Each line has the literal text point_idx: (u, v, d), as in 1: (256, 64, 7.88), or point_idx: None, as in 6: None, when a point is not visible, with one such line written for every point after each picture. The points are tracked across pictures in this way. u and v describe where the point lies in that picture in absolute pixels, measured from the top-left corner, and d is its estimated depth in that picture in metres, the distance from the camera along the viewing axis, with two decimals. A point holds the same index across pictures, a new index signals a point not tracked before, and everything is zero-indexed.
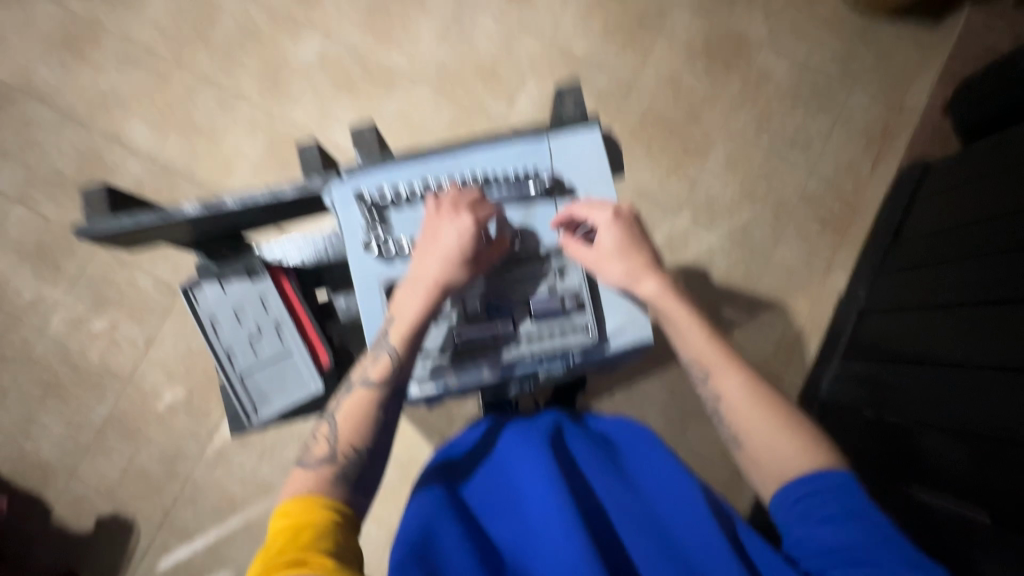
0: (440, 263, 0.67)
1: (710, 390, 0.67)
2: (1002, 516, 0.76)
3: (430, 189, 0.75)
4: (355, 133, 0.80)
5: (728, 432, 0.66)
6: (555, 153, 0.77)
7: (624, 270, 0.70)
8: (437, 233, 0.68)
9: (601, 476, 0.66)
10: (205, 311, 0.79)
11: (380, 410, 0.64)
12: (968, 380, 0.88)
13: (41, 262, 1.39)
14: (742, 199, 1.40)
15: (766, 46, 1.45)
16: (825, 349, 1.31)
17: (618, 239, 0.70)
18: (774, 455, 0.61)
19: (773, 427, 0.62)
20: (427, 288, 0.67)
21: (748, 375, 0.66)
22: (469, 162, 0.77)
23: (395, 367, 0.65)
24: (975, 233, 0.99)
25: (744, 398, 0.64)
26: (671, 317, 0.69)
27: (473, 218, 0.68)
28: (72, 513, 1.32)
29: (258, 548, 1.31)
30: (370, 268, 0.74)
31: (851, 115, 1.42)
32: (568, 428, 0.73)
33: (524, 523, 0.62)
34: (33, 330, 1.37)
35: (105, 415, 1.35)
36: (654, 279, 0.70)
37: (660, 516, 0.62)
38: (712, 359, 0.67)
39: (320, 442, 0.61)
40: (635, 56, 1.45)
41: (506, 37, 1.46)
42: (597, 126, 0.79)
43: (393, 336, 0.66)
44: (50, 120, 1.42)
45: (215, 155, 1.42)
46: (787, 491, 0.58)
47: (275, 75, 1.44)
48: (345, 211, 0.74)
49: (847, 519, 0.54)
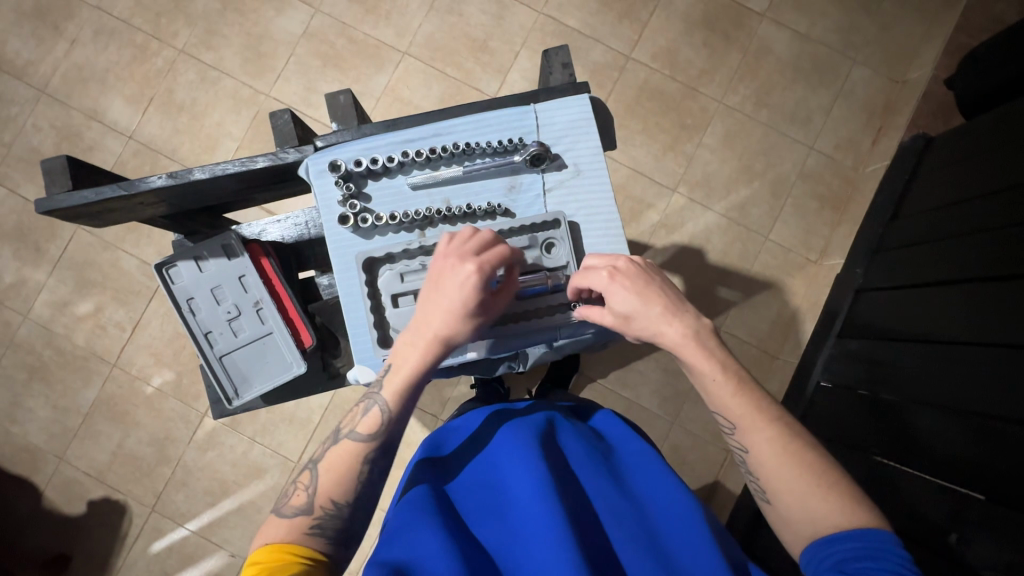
0: (441, 317, 0.59)
1: (739, 445, 0.59)
2: (1000, 495, 0.76)
3: (409, 159, 0.72)
4: (329, 99, 0.76)
5: (758, 489, 0.58)
6: (541, 121, 0.74)
7: (642, 328, 0.62)
8: (438, 282, 0.60)
9: (592, 475, 0.62)
10: (181, 291, 0.77)
11: (366, 465, 0.59)
12: (967, 358, 0.87)
13: (22, 243, 1.35)
14: (739, 176, 1.37)
15: (766, 17, 1.40)
16: (819, 328, 1.28)
17: (626, 295, 0.62)
18: (804, 515, 0.53)
19: (810, 493, 0.54)
20: (425, 344, 0.60)
21: (787, 436, 0.57)
22: (451, 130, 0.73)
23: (384, 424, 0.59)
24: (978, 208, 0.97)
25: (774, 456, 0.56)
26: (696, 370, 0.60)
27: (479, 267, 0.59)
28: (62, 497, 1.31)
29: (250, 531, 1.31)
30: (348, 242, 0.71)
31: (852, 90, 1.39)
32: (560, 423, 0.68)
33: (510, 523, 0.58)
34: (16, 312, 1.34)
35: (92, 398, 1.33)
36: (674, 329, 0.61)
37: (652, 520, 0.58)
38: (739, 413, 0.58)
39: (299, 491, 0.57)
40: (630, 28, 1.40)
41: (497, 7, 1.41)
42: (586, 93, 0.75)
43: (386, 390, 0.60)
44: (25, 95, 1.37)
45: (197, 132, 1.37)
46: (817, 549, 0.52)
47: (259, 47, 1.39)
48: (321, 182, 0.71)
49: (882, 573, 0.47)
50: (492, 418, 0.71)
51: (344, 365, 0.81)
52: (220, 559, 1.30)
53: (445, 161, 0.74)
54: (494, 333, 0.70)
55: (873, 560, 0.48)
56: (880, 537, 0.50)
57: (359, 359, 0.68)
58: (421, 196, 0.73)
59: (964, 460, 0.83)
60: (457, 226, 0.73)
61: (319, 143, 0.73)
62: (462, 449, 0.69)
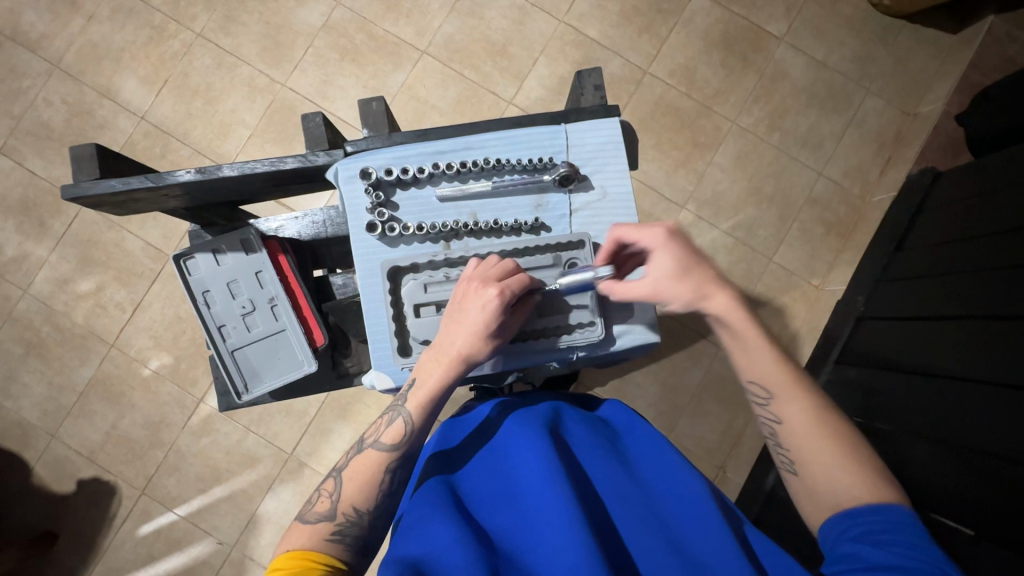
0: (464, 336, 0.61)
1: (772, 417, 0.63)
2: (986, 529, 0.79)
3: (439, 170, 0.73)
4: (362, 104, 0.76)
5: (785, 462, 0.62)
6: (572, 140, 0.75)
7: (690, 288, 0.65)
8: (463, 301, 0.62)
9: (601, 466, 0.62)
10: (197, 283, 0.77)
11: (388, 474, 0.61)
12: (966, 393, 0.89)
13: (26, 218, 1.34)
14: (748, 196, 1.38)
15: (785, 41, 1.42)
16: (817, 352, 1.30)
17: (675, 257, 0.65)
18: (828, 484, 0.57)
19: (836, 465, 0.58)
20: (448, 361, 0.62)
21: (818, 405, 0.62)
22: (482, 144, 0.74)
23: (407, 435, 0.61)
24: (984, 244, 0.99)
25: (806, 424, 0.61)
26: (739, 336, 0.65)
27: (502, 291, 0.60)
28: (51, 474, 1.30)
29: (239, 520, 1.30)
30: (373, 249, 0.72)
31: (865, 119, 1.41)
32: (567, 413, 0.69)
33: (520, 509, 0.58)
34: (16, 287, 1.33)
35: (88, 377, 1.32)
36: (717, 299, 0.65)
37: (663, 508, 0.59)
38: (777, 382, 0.63)
39: (323, 498, 0.59)
40: (650, 43, 1.41)
41: (518, 13, 1.41)
42: (617, 115, 0.76)
43: (409, 403, 0.62)
44: (38, 69, 1.36)
45: (210, 118, 1.37)
46: (838, 523, 0.55)
47: (277, 37, 1.39)
48: (349, 187, 0.71)
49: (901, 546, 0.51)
50: (500, 404, 0.72)
51: (353, 366, 0.81)
52: (207, 545, 1.30)
53: (474, 174, 0.74)
54: (513, 347, 0.71)
55: (897, 533, 0.52)
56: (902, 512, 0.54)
57: (377, 366, 0.69)
58: (448, 208, 0.74)
59: (951, 491, 0.86)
60: (483, 240, 0.74)
61: (349, 148, 0.73)
62: (468, 440, 0.69)
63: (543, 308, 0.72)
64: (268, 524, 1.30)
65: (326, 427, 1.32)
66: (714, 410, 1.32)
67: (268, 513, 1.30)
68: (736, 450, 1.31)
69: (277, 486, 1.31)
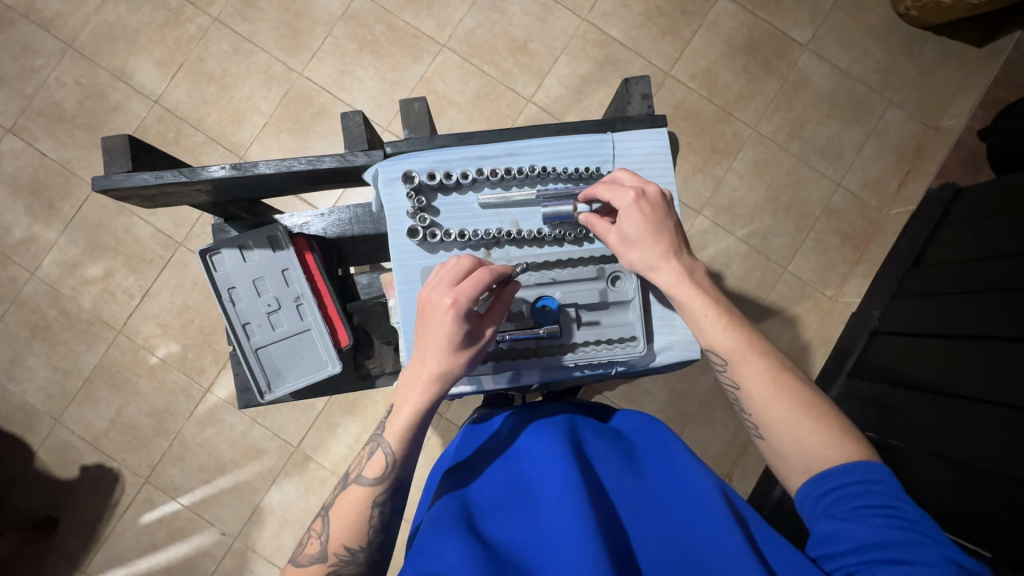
0: (431, 357, 0.58)
1: (730, 381, 0.63)
2: (1004, 552, 0.79)
3: (483, 177, 0.71)
4: (404, 105, 0.74)
5: (752, 426, 0.62)
6: (619, 149, 0.74)
7: (640, 258, 0.64)
8: (423, 319, 0.59)
9: (617, 478, 0.61)
10: (223, 279, 0.75)
11: (377, 507, 0.59)
12: (985, 414, 0.88)
13: (35, 199, 1.32)
14: (764, 204, 1.37)
15: (809, 48, 1.40)
16: (830, 365, 1.30)
17: (636, 224, 0.63)
18: (796, 445, 0.58)
19: (799, 425, 0.58)
20: (421, 383, 0.59)
21: (772, 364, 0.61)
22: (527, 150, 0.73)
23: (390, 465, 0.59)
24: (1005, 265, 0.98)
25: (763, 388, 0.60)
26: (688, 308, 0.63)
27: (455, 301, 0.56)
28: (55, 459, 1.29)
29: (242, 512, 1.29)
30: (413, 255, 0.70)
31: (886, 130, 1.39)
32: (583, 424, 0.67)
33: (537, 522, 0.57)
34: (23, 269, 1.31)
35: (93, 363, 1.31)
36: (668, 270, 0.63)
37: (675, 520, 0.57)
38: (729, 349, 0.61)
39: (313, 540, 0.59)
40: (673, 45, 1.40)
41: (541, 10, 1.39)
42: (664, 126, 0.75)
43: (389, 432, 0.60)
44: (51, 49, 1.34)
45: (225, 105, 1.35)
46: (812, 494, 0.56)
47: (296, 24, 1.37)
48: (390, 191, 0.70)
49: (872, 512, 0.52)
50: (512, 415, 0.72)
51: (376, 367, 0.80)
52: (209, 536, 1.29)
53: (517, 181, 0.73)
54: (547, 360, 0.70)
55: (868, 496, 0.53)
56: (863, 469, 0.55)
57: None
58: (490, 215, 0.72)
59: (963, 510, 0.86)
60: (524, 249, 0.73)
61: (389, 149, 0.72)
62: (482, 454, 0.69)
63: (583, 321, 0.71)
64: (272, 517, 1.29)
65: (333, 422, 1.31)
66: (723, 418, 1.32)
67: (271, 506, 1.30)
68: (743, 459, 1.30)
69: (281, 480, 1.30)
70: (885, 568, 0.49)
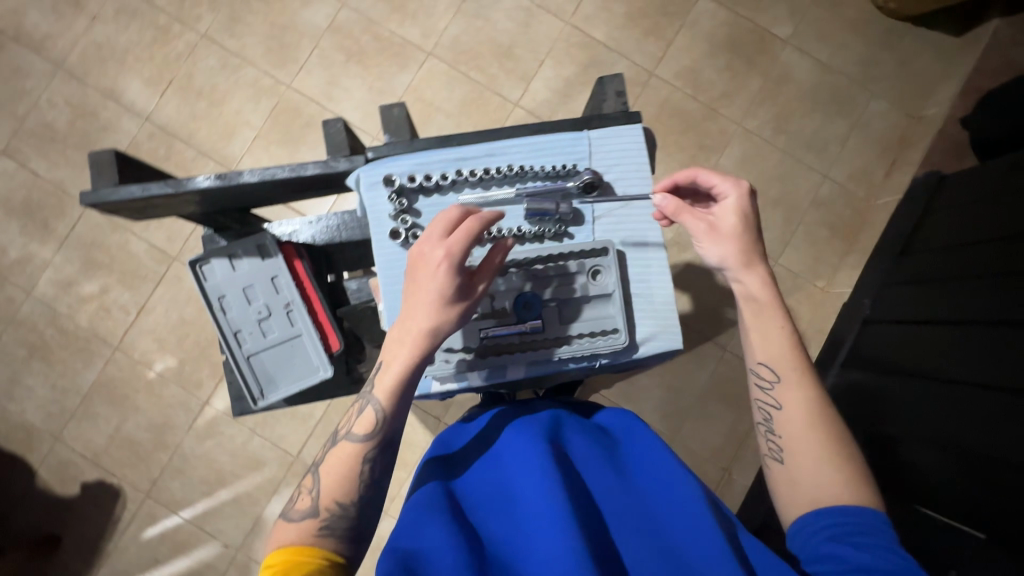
0: (422, 309, 0.58)
1: (773, 402, 0.63)
2: (1000, 535, 0.79)
3: (462, 177, 0.73)
4: (385, 112, 0.79)
5: (775, 451, 0.62)
6: (595, 146, 0.75)
7: (736, 250, 0.66)
8: (416, 274, 0.59)
9: (599, 473, 0.61)
10: (213, 288, 0.76)
11: (367, 464, 0.59)
12: (976, 398, 0.89)
13: (29, 220, 1.33)
14: (753, 199, 1.38)
15: (790, 44, 1.42)
16: (824, 356, 1.31)
17: (739, 219, 0.66)
18: (814, 480, 0.57)
19: (823, 459, 0.58)
20: (410, 338, 0.59)
21: (820, 397, 0.62)
22: (504, 150, 0.74)
23: (379, 421, 0.59)
24: (990, 251, 0.99)
25: (809, 412, 0.61)
26: (762, 316, 0.65)
27: (448, 252, 0.58)
28: (56, 477, 1.29)
29: (244, 523, 1.30)
30: (396, 256, 0.71)
31: (870, 122, 1.41)
32: (568, 422, 0.68)
33: (519, 516, 0.57)
34: (19, 289, 1.32)
35: (92, 380, 1.32)
36: (758, 271, 0.65)
37: (655, 514, 0.58)
38: (792, 368, 0.63)
39: (304, 495, 0.57)
40: (656, 45, 1.41)
41: (524, 15, 1.41)
42: (639, 122, 0.76)
43: (378, 390, 0.60)
44: (41, 70, 1.35)
45: (216, 120, 1.36)
46: (815, 520, 0.55)
47: (282, 38, 1.38)
48: (371, 194, 0.71)
49: (873, 545, 0.51)
50: (500, 415, 0.72)
51: (368, 371, 0.82)
52: (212, 548, 1.29)
53: (496, 181, 0.74)
54: (530, 355, 0.70)
55: (872, 534, 0.52)
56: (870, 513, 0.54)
57: None
58: None
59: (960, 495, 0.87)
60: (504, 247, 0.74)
61: (370, 155, 0.74)
62: (468, 449, 0.69)
63: (566, 316, 0.72)
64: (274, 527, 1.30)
65: (331, 430, 1.31)
66: (720, 412, 1.32)
67: (273, 516, 1.30)
68: (741, 453, 1.31)
69: (282, 489, 1.30)
70: None
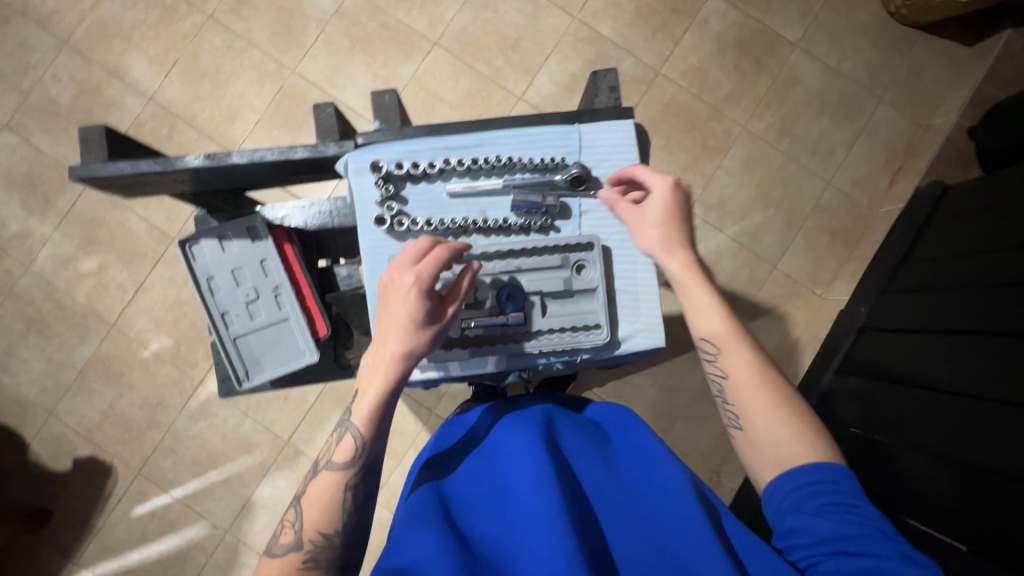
0: (393, 336, 0.60)
1: (719, 372, 0.63)
2: (982, 547, 0.80)
3: (450, 166, 0.73)
4: (375, 97, 0.77)
5: (732, 418, 0.62)
6: (586, 140, 0.75)
7: (660, 239, 0.67)
8: (385, 300, 0.61)
9: (590, 469, 0.61)
10: (202, 269, 0.76)
11: (350, 491, 0.60)
12: (968, 408, 0.89)
13: (31, 194, 1.34)
14: (754, 202, 1.37)
15: (799, 47, 1.41)
16: (817, 361, 1.30)
17: (666, 208, 0.68)
18: (775, 444, 0.58)
19: (776, 418, 0.58)
20: (384, 365, 0.60)
21: (761, 360, 0.62)
22: (494, 140, 0.74)
23: (359, 449, 0.60)
24: (989, 261, 0.99)
25: (750, 378, 0.61)
26: (687, 294, 0.66)
27: (416, 278, 0.60)
28: (50, 451, 1.30)
29: (233, 504, 1.31)
30: (381, 244, 0.71)
31: (876, 129, 1.40)
32: (558, 416, 0.68)
33: (510, 515, 0.57)
34: (18, 263, 1.33)
35: (88, 356, 1.33)
36: (679, 257, 0.67)
37: (646, 512, 0.58)
38: (725, 336, 0.63)
39: (287, 529, 0.58)
40: (663, 43, 1.40)
41: (532, 8, 1.40)
42: (632, 117, 0.75)
43: (356, 417, 0.61)
44: (47, 46, 1.35)
45: (220, 103, 1.36)
46: (785, 488, 0.55)
47: (289, 22, 1.38)
48: (358, 180, 0.71)
49: (836, 508, 0.52)
50: (490, 410, 0.73)
51: (354, 357, 0.82)
52: (201, 528, 1.30)
53: (484, 172, 0.74)
54: (510, 348, 0.71)
55: (833, 494, 0.53)
56: (827, 470, 0.55)
57: None
58: (457, 204, 0.74)
59: (947, 506, 0.87)
60: (491, 238, 0.74)
61: (359, 140, 0.73)
62: (460, 443, 0.70)
63: (548, 309, 0.73)
64: (263, 510, 1.31)
65: (323, 416, 1.32)
66: (711, 414, 1.32)
67: (262, 499, 1.31)
68: (731, 455, 1.31)
69: (272, 472, 1.31)
70: (845, 562, 0.48)
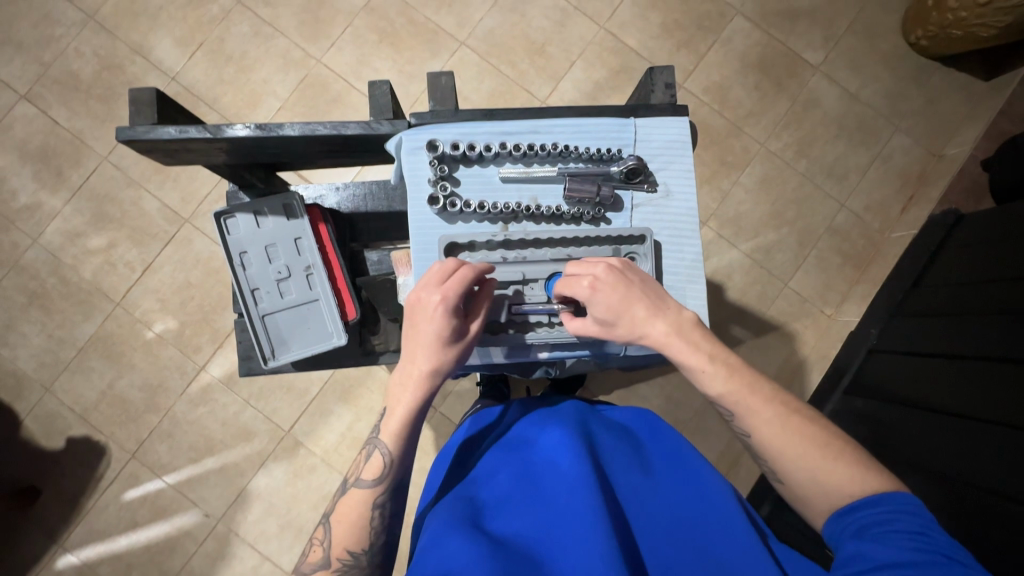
0: (422, 353, 0.59)
1: (742, 430, 0.61)
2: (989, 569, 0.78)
3: (506, 150, 0.73)
4: (432, 77, 0.74)
5: (770, 470, 0.60)
6: (640, 134, 0.75)
7: (622, 331, 0.64)
8: (411, 320, 0.61)
9: (627, 475, 0.61)
10: (235, 243, 0.75)
11: (378, 509, 0.60)
12: (978, 432, 0.89)
13: (43, 166, 1.32)
14: (769, 220, 1.38)
15: (820, 71, 1.43)
16: (824, 382, 1.30)
17: (604, 302, 0.63)
18: (819, 484, 0.55)
19: (820, 468, 0.56)
20: (414, 381, 0.60)
21: (780, 415, 0.59)
22: (550, 128, 0.74)
23: (388, 466, 0.60)
24: (1002, 288, 0.99)
25: (774, 435, 0.58)
26: (681, 366, 0.62)
27: (443, 297, 0.58)
28: (43, 429, 1.27)
29: (227, 494, 1.28)
30: (433, 225, 0.72)
31: (891, 155, 1.42)
32: (592, 420, 0.68)
33: (537, 514, 0.56)
34: (25, 235, 1.31)
35: (90, 333, 1.30)
36: (655, 331, 0.62)
37: (682, 518, 0.58)
38: (733, 401, 0.61)
39: (316, 547, 0.59)
40: (687, 58, 1.42)
41: (560, 15, 1.41)
42: (686, 115, 0.76)
43: (384, 433, 0.61)
44: (73, 19, 1.35)
45: (242, 88, 1.36)
46: (840, 519, 0.54)
47: (318, 12, 1.38)
48: (413, 158, 0.71)
49: (897, 533, 0.49)
50: (518, 412, 0.74)
51: (380, 344, 0.81)
52: (193, 517, 1.27)
53: (538, 158, 0.75)
54: (554, 337, 0.72)
55: (897, 522, 0.50)
56: (891, 498, 0.52)
57: None
58: (510, 189, 0.74)
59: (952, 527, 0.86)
60: (541, 225, 0.74)
61: (413, 120, 0.73)
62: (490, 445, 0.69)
63: None
64: (258, 501, 1.28)
65: (326, 408, 1.30)
66: (716, 428, 1.31)
67: (258, 489, 1.28)
68: (735, 471, 1.30)
69: (270, 463, 1.29)
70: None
